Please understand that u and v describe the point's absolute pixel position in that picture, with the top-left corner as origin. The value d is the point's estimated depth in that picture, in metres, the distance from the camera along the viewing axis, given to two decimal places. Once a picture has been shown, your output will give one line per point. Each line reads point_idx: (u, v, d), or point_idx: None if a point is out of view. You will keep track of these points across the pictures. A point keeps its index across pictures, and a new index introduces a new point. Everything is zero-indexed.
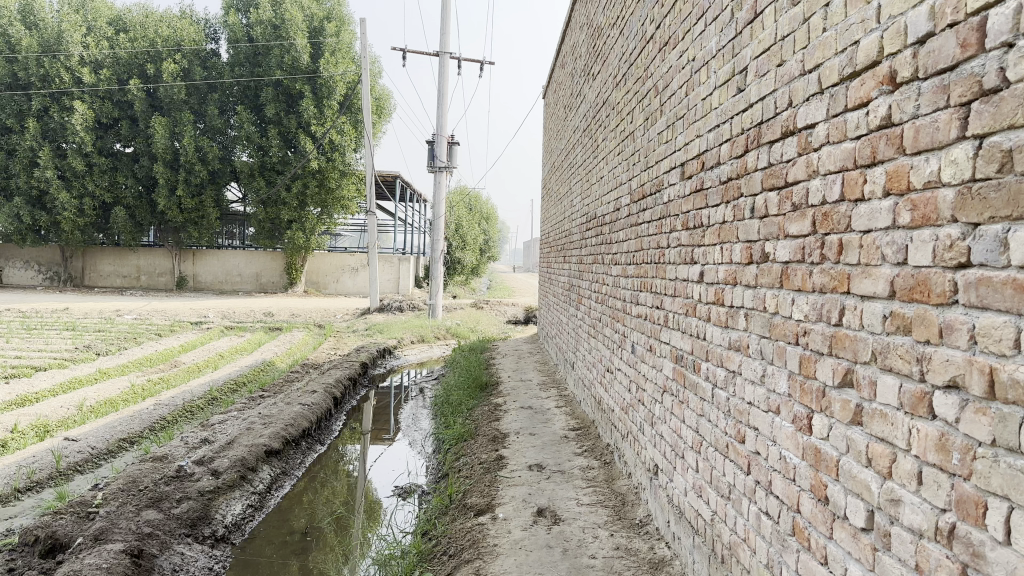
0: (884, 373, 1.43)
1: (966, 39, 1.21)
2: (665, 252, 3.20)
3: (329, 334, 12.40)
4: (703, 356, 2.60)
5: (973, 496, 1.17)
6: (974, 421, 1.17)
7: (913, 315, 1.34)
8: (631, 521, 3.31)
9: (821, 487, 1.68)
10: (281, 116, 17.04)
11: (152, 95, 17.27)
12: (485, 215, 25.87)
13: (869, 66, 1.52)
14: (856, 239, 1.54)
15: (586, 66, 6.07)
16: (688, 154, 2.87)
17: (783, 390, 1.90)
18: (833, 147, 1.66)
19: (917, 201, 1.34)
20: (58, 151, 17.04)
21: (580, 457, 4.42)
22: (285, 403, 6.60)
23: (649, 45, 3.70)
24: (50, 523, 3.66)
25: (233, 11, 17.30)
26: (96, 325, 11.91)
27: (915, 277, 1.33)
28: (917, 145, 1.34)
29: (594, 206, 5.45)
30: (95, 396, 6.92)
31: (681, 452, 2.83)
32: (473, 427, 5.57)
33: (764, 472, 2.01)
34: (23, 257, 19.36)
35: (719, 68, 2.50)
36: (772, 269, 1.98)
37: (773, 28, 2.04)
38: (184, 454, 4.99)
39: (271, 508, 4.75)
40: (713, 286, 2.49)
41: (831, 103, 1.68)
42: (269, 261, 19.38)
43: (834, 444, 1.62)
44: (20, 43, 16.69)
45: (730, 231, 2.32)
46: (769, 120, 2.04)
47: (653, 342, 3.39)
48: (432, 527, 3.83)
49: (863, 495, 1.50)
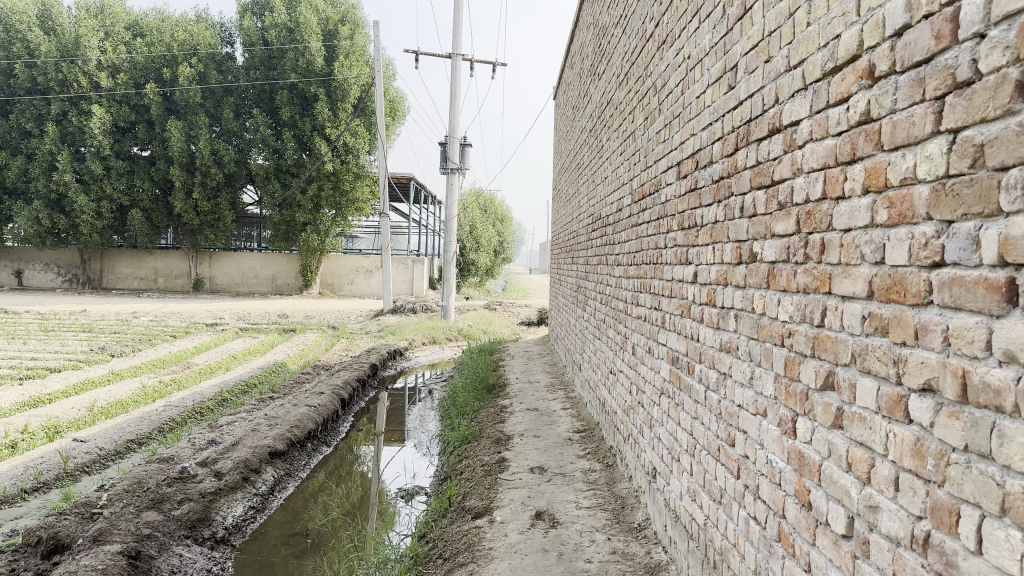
0: (862, 375, 1.39)
1: (941, 30, 1.17)
2: (662, 252, 3.16)
3: (341, 335, 12.44)
4: (696, 357, 2.57)
5: (947, 502, 1.13)
6: (947, 425, 1.13)
7: (890, 316, 1.30)
8: (630, 524, 3.27)
9: (804, 492, 1.64)
10: (296, 119, 17.13)
11: (168, 98, 17.43)
12: (500, 217, 25.90)
13: (849, 60, 1.49)
14: (836, 238, 1.50)
15: (592, 66, 6.04)
16: (683, 153, 2.82)
17: (770, 393, 1.86)
18: (815, 144, 1.62)
19: (893, 199, 1.30)
20: (77, 154, 17.25)
21: (582, 460, 4.39)
22: (291, 404, 6.61)
23: (648, 44, 3.66)
24: (54, 524, 3.68)
25: (248, 15, 17.44)
26: (112, 327, 12.02)
27: (892, 276, 1.29)
28: (895, 140, 1.30)
29: (599, 206, 5.41)
30: (106, 397, 6.97)
31: (677, 454, 2.78)
32: (478, 429, 5.55)
33: (752, 476, 1.97)
34: (43, 260, 19.63)
35: (712, 65, 2.46)
36: (759, 269, 1.94)
37: (761, 23, 2.00)
38: (189, 455, 5.01)
39: (274, 510, 4.75)
40: (706, 285, 2.45)
41: (814, 100, 1.64)
42: (284, 263, 19.50)
43: (817, 448, 1.58)
44: (39, 49, 16.92)
45: (721, 230, 2.28)
46: (757, 118, 2.00)
47: (652, 343, 3.35)
48: (431, 530, 3.81)
49: (843, 501, 1.46)
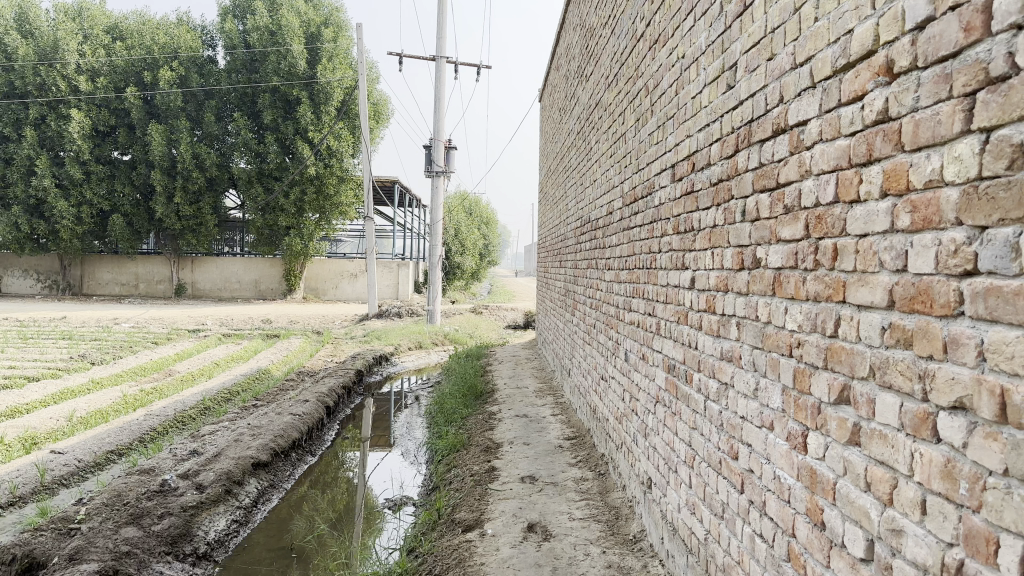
0: (882, 391, 1.31)
1: (970, 22, 1.10)
2: (656, 257, 3.08)
3: (327, 340, 12.29)
4: (695, 365, 2.48)
5: (984, 530, 1.04)
6: (983, 447, 1.05)
7: (914, 328, 1.22)
8: (625, 537, 3.18)
9: (816, 511, 1.56)
10: (278, 122, 16.89)
11: (149, 102, 17.20)
12: (485, 220, 25.81)
13: (864, 56, 1.40)
14: (852, 244, 1.42)
15: (579, 68, 5.96)
16: (679, 155, 2.74)
17: (777, 405, 1.77)
18: (826, 144, 1.54)
19: (917, 202, 1.22)
20: (55, 159, 16.98)
21: (574, 468, 4.30)
22: (275, 412, 6.46)
23: (639, 44, 3.58)
24: (29, 541, 3.54)
25: (229, 18, 17.28)
26: (93, 334, 11.82)
27: (917, 285, 1.21)
28: (916, 141, 1.23)
29: (588, 209, 5.32)
30: (86, 407, 6.81)
31: (675, 466, 2.70)
32: (466, 436, 5.45)
33: (758, 492, 1.89)
34: (21, 266, 19.36)
35: (709, 65, 2.38)
36: (764, 275, 1.85)
37: (763, 19, 1.92)
38: (171, 467, 4.87)
39: (257, 523, 4.62)
40: (705, 291, 2.37)
41: (824, 99, 1.56)
42: (267, 267, 19.28)
43: (830, 466, 1.50)
44: (16, 53, 16.68)
45: (721, 235, 2.20)
46: (759, 119, 1.92)
47: (645, 351, 3.27)
48: (420, 544, 3.71)
49: (861, 522, 1.38)
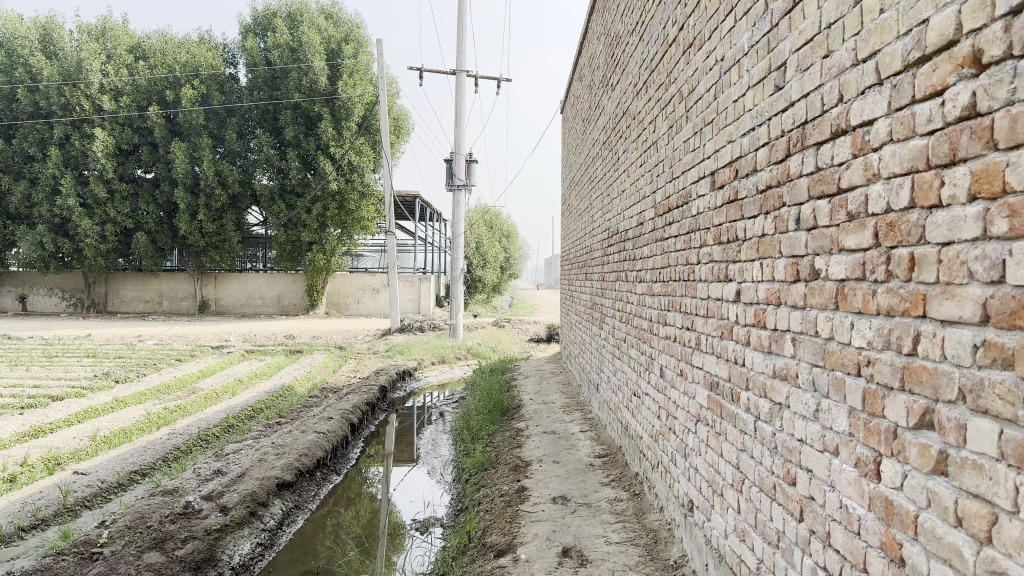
0: (976, 416, 1.18)
1: None
2: (694, 269, 2.96)
3: (349, 355, 12.22)
4: (741, 383, 2.35)
5: None
6: None
7: (1016, 346, 1.09)
8: (665, 562, 3.04)
9: (894, 546, 1.42)
10: (300, 138, 16.98)
11: (171, 120, 17.30)
12: (506, 233, 25.76)
13: (943, 47, 1.28)
14: (933, 253, 1.29)
15: (604, 77, 5.87)
16: (719, 162, 2.62)
17: (843, 428, 1.64)
18: (897, 145, 1.42)
19: (1016, 206, 1.09)
20: (80, 177, 17.10)
21: (607, 488, 4.15)
22: (299, 431, 6.37)
23: (671, 49, 3.47)
24: (52, 567, 3.45)
25: (251, 36, 17.39)
26: (117, 352, 11.80)
27: (1018, 298, 1.08)
28: (1014, 138, 1.10)
29: (616, 220, 5.20)
30: (109, 426, 6.74)
31: (720, 489, 2.56)
32: (493, 455, 5.33)
33: (820, 521, 1.76)
34: (47, 284, 19.56)
35: (752, 66, 2.27)
36: (825, 287, 1.73)
37: (817, 15, 1.80)
38: (195, 487, 4.79)
39: (282, 546, 4.52)
40: (752, 305, 2.24)
41: (893, 96, 1.44)
42: (290, 283, 19.30)
43: (910, 497, 1.37)
44: (41, 73, 16.81)
45: (771, 245, 2.07)
46: (815, 120, 1.80)
47: (684, 367, 3.13)
48: (450, 569, 3.61)
49: (951, 561, 1.24)
